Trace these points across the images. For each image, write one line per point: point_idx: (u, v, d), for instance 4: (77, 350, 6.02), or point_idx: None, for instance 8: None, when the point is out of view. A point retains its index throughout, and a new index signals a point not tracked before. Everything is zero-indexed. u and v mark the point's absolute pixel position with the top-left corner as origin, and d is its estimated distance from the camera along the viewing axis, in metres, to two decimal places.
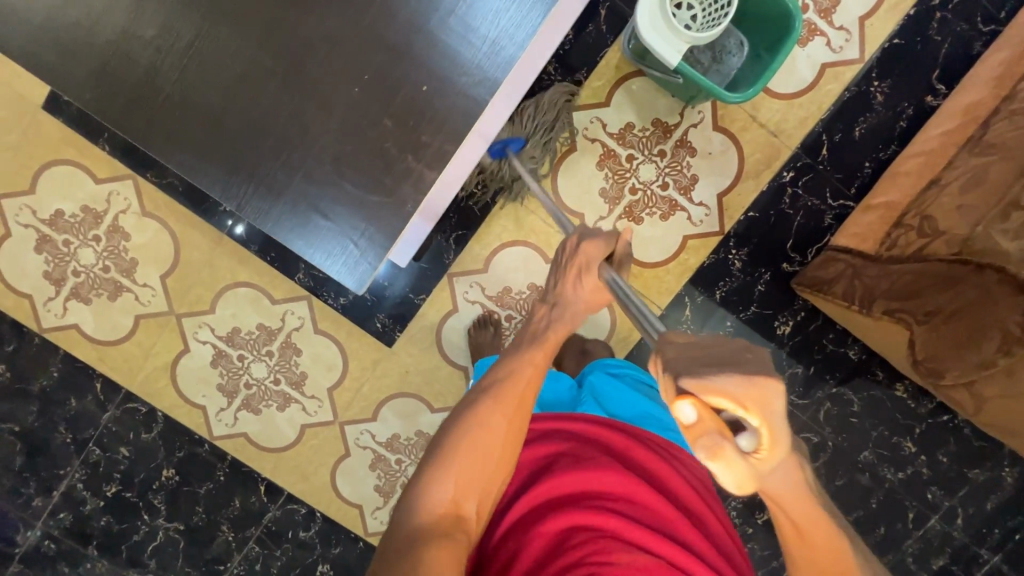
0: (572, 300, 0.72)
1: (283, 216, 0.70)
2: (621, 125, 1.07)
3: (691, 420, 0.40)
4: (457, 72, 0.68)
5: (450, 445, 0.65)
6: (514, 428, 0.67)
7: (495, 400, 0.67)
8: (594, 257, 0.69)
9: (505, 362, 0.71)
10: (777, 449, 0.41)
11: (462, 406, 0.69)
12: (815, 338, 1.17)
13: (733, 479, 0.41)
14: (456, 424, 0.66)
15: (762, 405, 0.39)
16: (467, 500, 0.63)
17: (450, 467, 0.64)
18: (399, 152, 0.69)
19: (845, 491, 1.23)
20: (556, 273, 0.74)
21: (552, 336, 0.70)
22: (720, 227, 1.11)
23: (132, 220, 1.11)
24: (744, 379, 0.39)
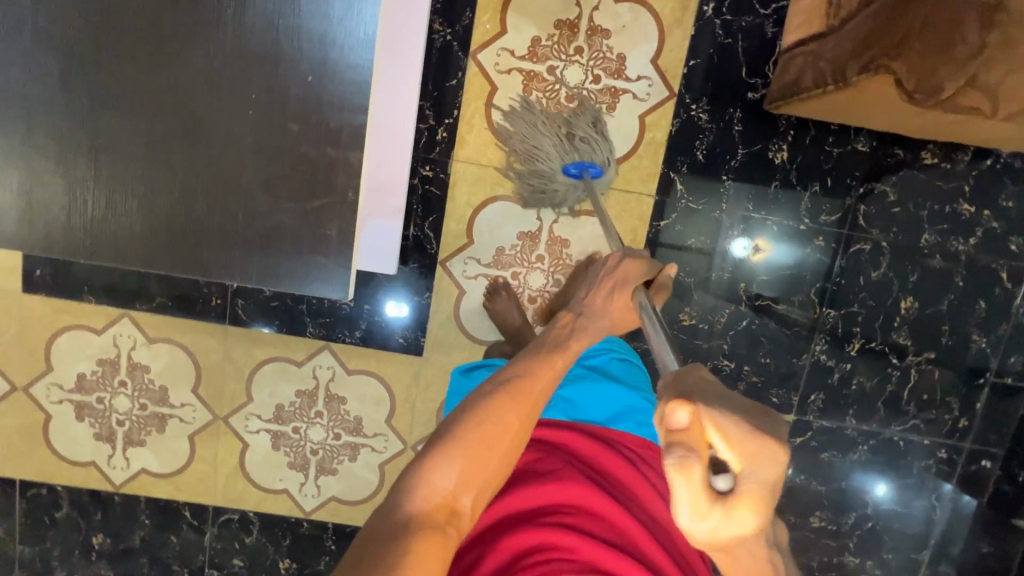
0: (601, 315, 0.74)
1: (247, 262, 0.71)
2: (527, 43, 1.04)
3: (677, 425, 0.40)
4: (333, 47, 0.67)
5: (453, 437, 0.62)
6: (525, 428, 0.65)
7: (509, 395, 0.65)
8: (631, 278, 0.74)
9: (522, 359, 0.69)
10: (746, 512, 0.39)
11: (475, 394, 0.66)
12: (817, 150, 1.10)
13: (683, 508, 0.38)
14: (467, 415, 0.63)
15: (752, 460, 0.38)
16: (465, 494, 0.61)
17: (456, 459, 0.61)
18: (318, 150, 0.68)
19: (922, 283, 1.15)
20: (591, 285, 0.77)
21: (574, 345, 0.71)
22: (670, 90, 1.07)
23: (145, 352, 1.14)
24: (745, 427, 0.38)
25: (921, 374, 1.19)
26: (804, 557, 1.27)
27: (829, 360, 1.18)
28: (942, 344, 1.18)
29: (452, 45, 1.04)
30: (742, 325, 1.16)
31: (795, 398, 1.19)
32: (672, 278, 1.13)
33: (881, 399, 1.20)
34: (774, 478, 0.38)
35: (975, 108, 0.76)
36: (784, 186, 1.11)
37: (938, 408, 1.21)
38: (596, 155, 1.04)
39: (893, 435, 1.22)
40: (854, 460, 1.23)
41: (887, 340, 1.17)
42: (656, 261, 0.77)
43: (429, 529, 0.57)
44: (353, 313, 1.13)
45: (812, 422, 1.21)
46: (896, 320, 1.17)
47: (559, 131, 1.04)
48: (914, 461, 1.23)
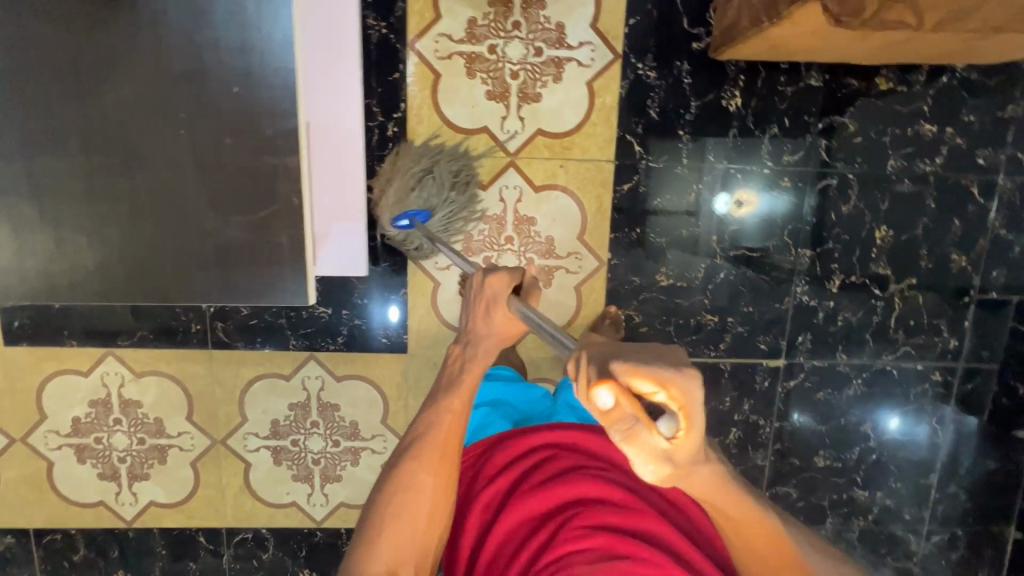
0: (484, 338, 0.82)
1: (203, 281, 0.71)
2: (464, 25, 1.03)
3: (611, 404, 0.41)
4: (253, 53, 0.66)
5: (381, 516, 0.76)
6: (439, 483, 0.79)
7: (420, 458, 0.79)
8: (500, 292, 0.78)
9: (423, 419, 0.82)
10: (696, 439, 0.42)
11: (386, 472, 0.80)
12: (770, 91, 1.08)
13: (645, 466, 0.41)
14: (386, 491, 0.77)
15: (684, 397, 0.41)
16: (405, 562, 0.74)
17: (386, 533, 0.75)
18: (255, 160, 0.68)
19: (895, 210, 1.14)
20: (467, 309, 0.83)
21: (467, 380, 0.82)
22: (614, 51, 1.05)
23: (134, 387, 1.14)
24: (665, 368, 0.41)
25: (906, 301, 1.19)
26: (814, 497, 1.28)
27: (812, 300, 1.18)
28: (922, 268, 1.17)
29: (389, 38, 1.02)
30: (720, 277, 1.15)
31: (783, 342, 1.19)
32: (643, 240, 1.13)
33: (869, 331, 1.20)
34: (703, 406, 0.42)
35: (898, 22, 0.75)
36: (743, 133, 1.10)
37: (927, 332, 1.21)
38: (437, 211, 1.03)
39: (885, 365, 1.22)
40: (850, 396, 1.23)
41: (867, 272, 1.17)
42: (519, 267, 0.80)
43: None
44: (332, 320, 1.13)
45: (803, 364, 1.21)
46: (873, 251, 1.16)
47: (438, 193, 1.03)
48: (910, 388, 1.23)
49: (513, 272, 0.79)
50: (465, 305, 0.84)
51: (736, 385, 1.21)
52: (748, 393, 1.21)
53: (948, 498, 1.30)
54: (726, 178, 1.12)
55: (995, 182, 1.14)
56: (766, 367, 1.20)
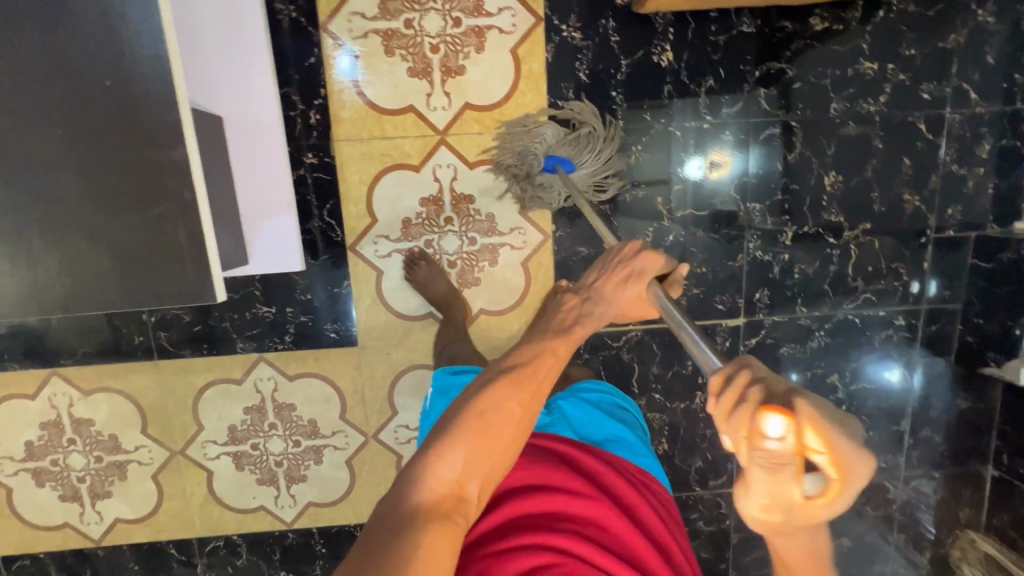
0: (611, 303, 0.72)
1: (106, 288, 0.68)
2: (376, 2, 0.99)
3: (773, 435, 0.39)
4: (121, 43, 0.62)
5: (454, 428, 0.60)
6: (529, 416, 0.62)
7: (522, 376, 0.62)
8: (647, 269, 0.73)
9: (526, 344, 0.66)
10: (834, 510, 0.40)
11: (477, 382, 0.63)
12: (702, 42, 1.05)
13: (758, 498, 0.41)
14: (473, 398, 0.61)
15: (845, 473, 0.39)
16: (471, 483, 0.59)
17: (462, 445, 0.59)
18: (139, 156, 0.65)
19: (842, 155, 1.11)
20: (601, 271, 0.75)
21: (578, 332, 0.68)
22: (536, 15, 1.01)
23: (84, 406, 1.12)
24: (847, 436, 0.39)
25: (862, 248, 1.16)
26: None
27: (766, 255, 1.15)
28: (875, 212, 1.15)
29: (300, 22, 0.98)
30: (670, 240, 1.13)
31: (741, 301, 1.17)
32: (586, 209, 1.10)
33: (827, 281, 1.18)
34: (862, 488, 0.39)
35: None
36: (678, 89, 1.06)
37: (886, 277, 1.18)
38: (585, 166, 1.05)
39: (847, 314, 1.20)
40: (815, 348, 1.21)
41: (819, 222, 1.14)
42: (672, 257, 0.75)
43: (435, 523, 0.56)
44: (278, 319, 1.11)
45: (764, 320, 1.18)
46: (824, 199, 1.13)
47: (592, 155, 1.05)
48: (874, 335, 1.21)
49: (670, 261, 0.75)
50: (599, 265, 0.76)
51: None
52: None
53: (922, 442, 1.29)
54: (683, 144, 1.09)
55: (942, 116, 1.11)
56: (725, 327, 1.18)
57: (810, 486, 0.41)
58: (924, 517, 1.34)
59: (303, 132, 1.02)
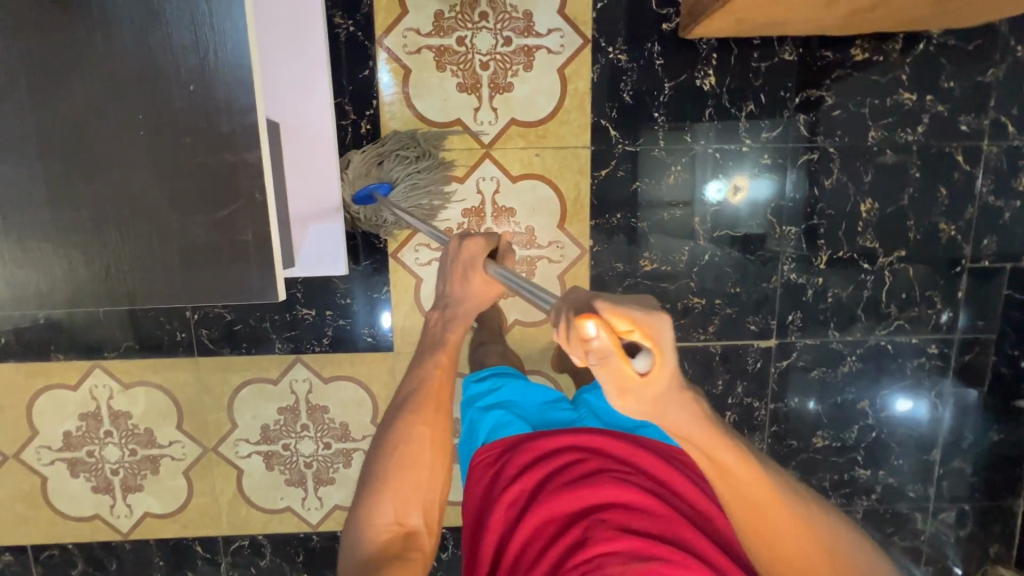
0: (464, 297, 0.82)
1: (173, 284, 0.71)
2: (431, 19, 1.03)
3: (594, 335, 0.41)
4: (208, 51, 0.66)
5: (381, 475, 0.73)
6: (437, 437, 0.77)
7: (416, 405, 0.78)
8: (475, 252, 0.78)
9: (410, 376, 0.82)
10: (666, 372, 0.44)
11: (382, 429, 0.77)
12: (744, 68, 1.07)
13: (610, 389, 0.44)
14: (385, 445, 0.75)
15: (654, 336, 0.42)
16: (412, 514, 0.72)
17: (390, 487, 0.72)
18: (217, 158, 0.68)
19: (878, 182, 1.13)
20: (445, 272, 0.82)
21: (450, 338, 0.83)
22: (584, 37, 1.05)
23: (123, 399, 1.15)
24: (642, 310, 0.42)
25: (896, 274, 1.17)
26: (815, 478, 1.25)
27: (800, 278, 1.16)
28: (910, 239, 1.15)
29: (357, 36, 1.02)
30: (706, 259, 1.14)
31: (774, 322, 1.18)
32: (625, 225, 1.12)
33: (860, 306, 1.18)
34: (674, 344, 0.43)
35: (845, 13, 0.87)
36: (719, 112, 1.09)
37: (920, 305, 1.18)
38: (401, 182, 1.04)
39: (879, 340, 1.20)
40: (845, 373, 1.21)
41: (855, 247, 1.15)
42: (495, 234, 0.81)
43: (394, 556, 0.67)
44: (317, 321, 1.13)
45: (795, 343, 1.19)
46: (859, 225, 1.14)
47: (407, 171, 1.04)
48: (906, 362, 1.21)
49: (491, 237, 0.80)
50: (442, 268, 0.83)
51: (728, 368, 1.19)
52: (741, 375, 1.19)
53: (953, 473, 1.27)
54: (717, 164, 1.11)
55: (979, 147, 1.12)
56: (757, 348, 1.18)
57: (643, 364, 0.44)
58: (953, 550, 1.31)
59: (354, 140, 1.06)
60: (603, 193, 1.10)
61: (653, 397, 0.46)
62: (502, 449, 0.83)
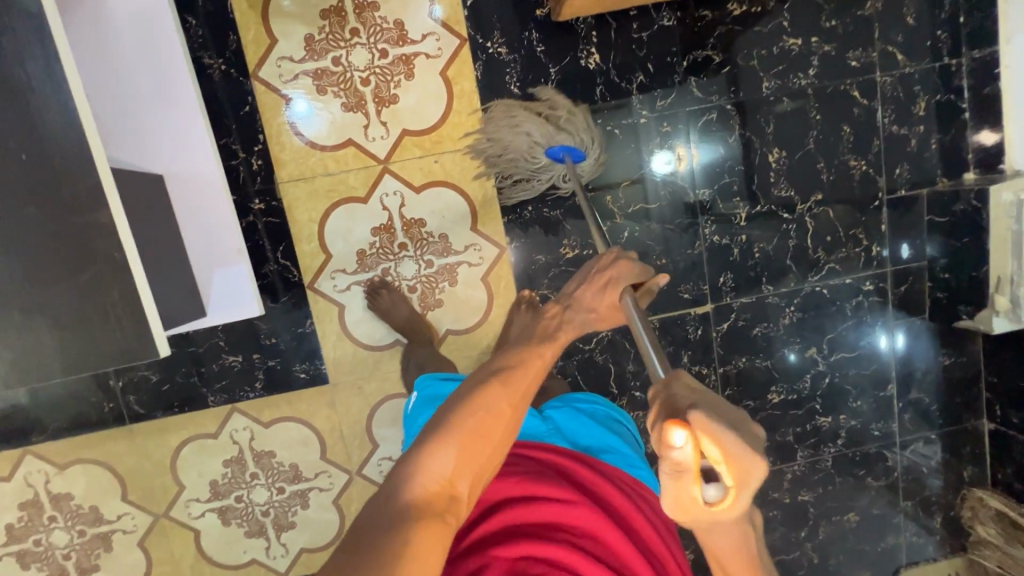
0: (587, 309, 0.73)
1: (46, 358, 0.68)
2: (302, 44, 1.01)
3: (678, 445, 0.43)
4: (32, 116, 0.63)
5: (450, 424, 0.58)
6: (519, 416, 0.61)
7: (512, 380, 0.62)
8: (622, 277, 0.73)
9: (513, 349, 0.66)
10: (738, 509, 0.44)
11: (466, 385, 0.62)
12: (626, 41, 1.06)
13: (671, 504, 0.45)
14: (463, 397, 0.60)
15: (740, 476, 0.43)
16: (464, 480, 0.57)
17: (453, 443, 0.57)
18: (64, 222, 0.66)
19: (782, 131, 1.13)
20: (578, 281, 0.75)
21: (562, 338, 0.69)
22: (459, 37, 1.03)
23: (62, 480, 1.11)
24: (743, 445, 0.43)
25: (817, 219, 1.17)
26: (778, 434, 1.25)
27: (723, 239, 1.16)
28: (824, 181, 1.15)
29: (230, 73, 1.00)
30: (626, 236, 1.13)
31: (706, 287, 1.17)
32: (538, 217, 1.11)
33: (789, 256, 1.18)
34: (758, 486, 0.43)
35: None
36: (610, 89, 1.08)
37: (847, 245, 1.18)
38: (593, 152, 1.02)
39: (814, 287, 1.20)
40: (788, 325, 1.20)
41: (771, 199, 1.15)
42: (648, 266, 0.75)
43: (429, 518, 0.53)
44: (245, 368, 1.10)
45: (732, 304, 1.18)
46: (771, 175, 1.14)
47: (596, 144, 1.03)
48: (846, 304, 1.21)
49: (646, 270, 0.74)
50: (578, 275, 0.76)
51: (670, 340, 1.18)
52: (685, 345, 1.18)
53: (913, 404, 1.27)
54: (619, 141, 1.10)
55: (873, 80, 1.12)
56: (695, 315, 1.17)
57: (710, 490, 0.45)
58: (929, 481, 1.31)
59: (246, 179, 1.03)
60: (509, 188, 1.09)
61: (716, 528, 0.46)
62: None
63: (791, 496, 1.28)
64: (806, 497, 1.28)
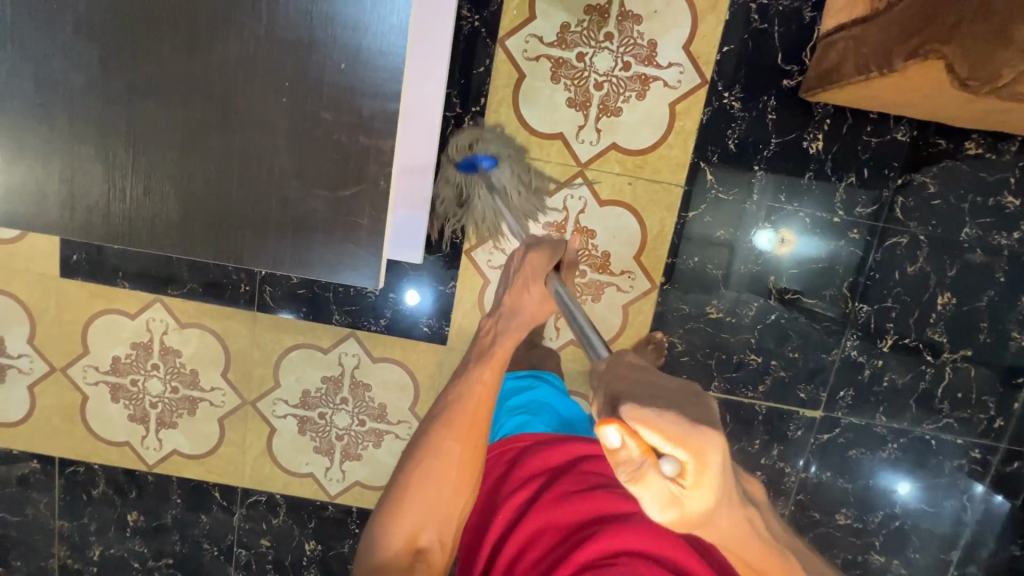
0: (520, 312, 0.78)
1: (280, 249, 0.72)
2: (557, 29, 1.02)
3: (618, 445, 0.40)
4: (366, 32, 0.66)
5: (401, 485, 0.73)
6: (465, 453, 0.75)
7: (451, 424, 0.75)
8: (539, 266, 0.76)
9: (455, 386, 0.78)
10: (704, 486, 0.41)
11: (415, 440, 0.76)
12: (854, 139, 1.06)
13: (647, 505, 0.41)
14: (413, 458, 0.74)
15: (695, 451, 0.40)
16: (427, 530, 0.72)
17: (408, 503, 0.72)
18: (350, 137, 0.69)
19: (961, 278, 1.11)
20: (504, 282, 0.80)
21: (499, 353, 0.77)
22: (702, 77, 1.04)
23: (176, 336, 1.16)
24: (679, 419, 0.40)
25: (957, 372, 1.16)
26: (829, 554, 1.25)
27: (860, 356, 1.16)
28: (979, 340, 1.14)
29: (480, 31, 1.02)
30: (771, 318, 1.14)
31: (824, 393, 1.17)
32: (699, 269, 1.12)
33: (913, 396, 1.17)
34: (719, 464, 0.41)
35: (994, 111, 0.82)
36: (819, 178, 1.08)
37: (973, 407, 1.17)
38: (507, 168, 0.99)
39: (925, 433, 1.19)
40: (883, 458, 1.20)
41: (922, 337, 1.14)
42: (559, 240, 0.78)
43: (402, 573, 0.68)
44: (379, 301, 1.14)
45: (840, 419, 1.18)
46: (931, 316, 1.13)
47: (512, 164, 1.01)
48: (946, 461, 1.20)
49: (555, 248, 0.77)
50: (502, 276, 0.80)
51: (768, 430, 1.19)
52: (780, 440, 1.19)
53: None
54: (801, 225, 1.10)
55: None
56: (802, 416, 1.18)
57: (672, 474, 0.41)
58: None
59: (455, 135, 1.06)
60: (683, 234, 1.10)
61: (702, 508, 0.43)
62: (515, 454, 0.84)
63: None
64: None
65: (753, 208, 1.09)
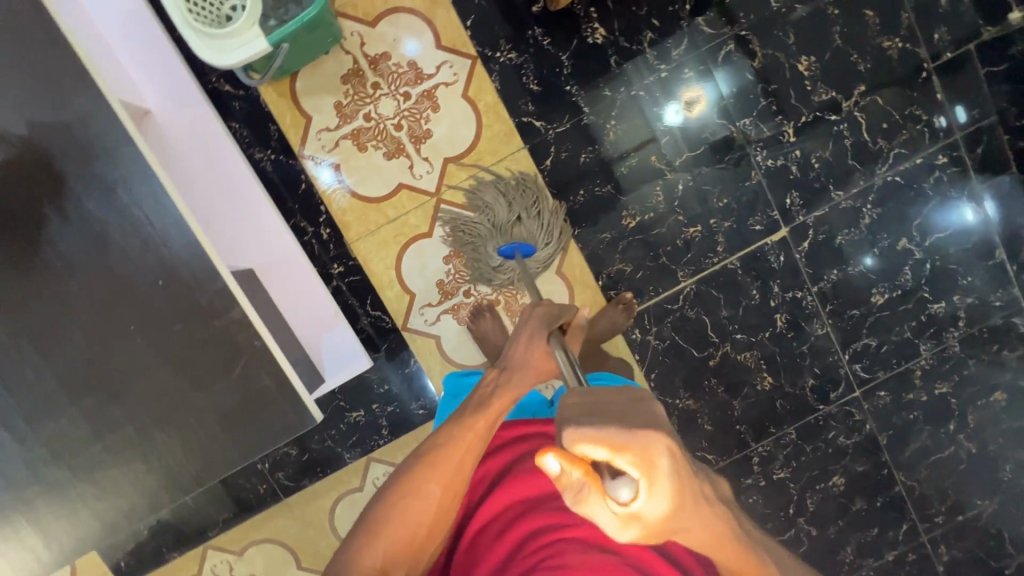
0: (527, 367, 0.76)
1: (223, 450, 0.76)
2: (334, 112, 1.08)
3: (557, 469, 0.43)
4: (158, 246, 0.72)
5: (379, 516, 0.65)
6: (447, 497, 0.68)
7: (437, 464, 0.68)
8: (541, 326, 0.78)
9: (444, 429, 0.72)
10: (654, 501, 0.42)
11: (398, 472, 0.69)
12: (625, 6, 1.09)
13: (604, 525, 0.43)
14: (392, 491, 0.67)
15: (645, 460, 0.42)
16: (396, 568, 0.63)
17: (381, 538, 0.64)
18: (208, 328, 0.73)
19: (803, 38, 1.11)
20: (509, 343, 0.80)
21: (499, 401, 0.73)
22: (469, 57, 1.09)
23: (242, 565, 1.21)
24: (622, 431, 0.43)
25: (867, 110, 1.14)
26: (894, 334, 1.21)
27: (777, 161, 1.14)
28: (862, 72, 1.13)
29: (280, 159, 1.08)
30: (681, 188, 1.14)
31: (775, 212, 1.16)
32: (592, 198, 1.13)
33: (849, 157, 1.15)
34: (669, 463, 0.43)
35: None
36: (623, 56, 1.10)
37: (906, 126, 1.15)
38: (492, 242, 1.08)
39: (886, 178, 1.16)
40: (870, 224, 1.17)
41: (814, 106, 1.13)
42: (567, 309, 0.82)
43: None
44: (369, 418, 1.17)
45: (807, 221, 1.16)
46: (807, 84, 1.12)
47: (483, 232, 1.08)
48: (924, 185, 1.17)
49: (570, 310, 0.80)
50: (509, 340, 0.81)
51: (756, 275, 1.17)
52: (772, 276, 1.17)
53: None
54: (642, 100, 1.11)
55: None
56: (772, 244, 1.17)
57: (625, 491, 0.43)
58: None
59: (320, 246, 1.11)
60: (555, 180, 1.12)
61: (663, 522, 0.44)
62: None
63: (927, 392, 1.23)
64: (944, 390, 1.23)
65: (593, 118, 1.11)
